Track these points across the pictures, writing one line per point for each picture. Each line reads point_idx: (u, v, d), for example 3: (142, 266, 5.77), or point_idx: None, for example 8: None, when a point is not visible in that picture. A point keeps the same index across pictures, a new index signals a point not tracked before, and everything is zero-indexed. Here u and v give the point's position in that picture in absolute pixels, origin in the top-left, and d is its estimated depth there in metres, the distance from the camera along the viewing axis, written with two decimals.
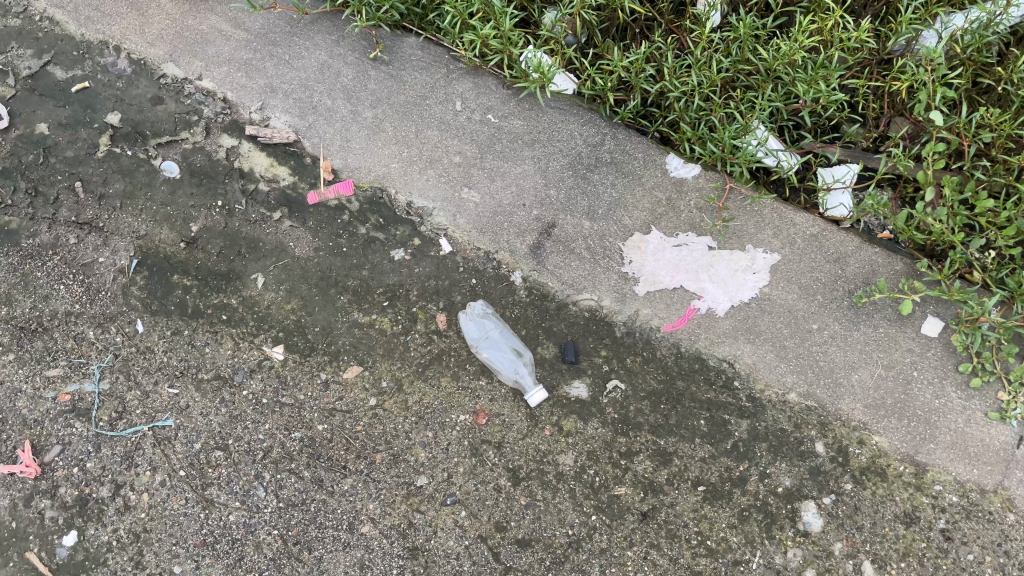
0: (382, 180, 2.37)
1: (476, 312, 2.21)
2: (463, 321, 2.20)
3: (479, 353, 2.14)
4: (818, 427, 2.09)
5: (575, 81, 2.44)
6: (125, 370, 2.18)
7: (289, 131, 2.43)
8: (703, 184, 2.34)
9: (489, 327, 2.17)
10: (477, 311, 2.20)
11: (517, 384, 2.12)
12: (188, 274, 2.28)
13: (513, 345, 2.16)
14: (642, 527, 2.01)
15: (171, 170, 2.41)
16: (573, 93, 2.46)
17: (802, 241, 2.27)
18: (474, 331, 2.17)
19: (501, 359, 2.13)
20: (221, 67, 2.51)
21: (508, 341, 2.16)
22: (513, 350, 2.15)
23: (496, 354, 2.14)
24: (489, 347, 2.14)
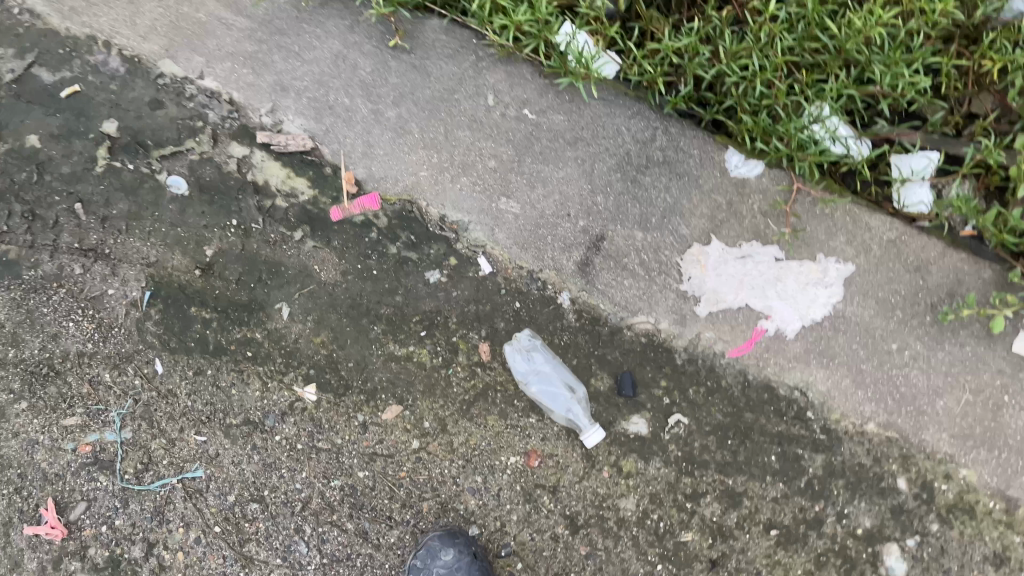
0: (411, 191, 2.13)
1: (521, 344, 2.01)
2: (509, 357, 2.01)
3: (534, 394, 1.97)
4: (900, 461, 1.93)
5: (620, 64, 2.12)
6: (147, 417, 2.02)
7: (305, 137, 2.17)
8: (768, 185, 2.08)
9: (542, 363, 1.99)
10: (524, 343, 2.01)
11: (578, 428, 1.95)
12: (207, 306, 2.09)
13: (569, 384, 1.98)
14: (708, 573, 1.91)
15: (178, 186, 2.17)
16: (616, 78, 2.15)
17: (878, 248, 2.05)
18: (526, 368, 1.98)
19: (560, 399, 1.96)
20: (224, 61, 2.20)
21: (563, 380, 1.98)
22: (570, 390, 1.97)
23: (553, 395, 1.96)
24: (546, 388, 1.96)
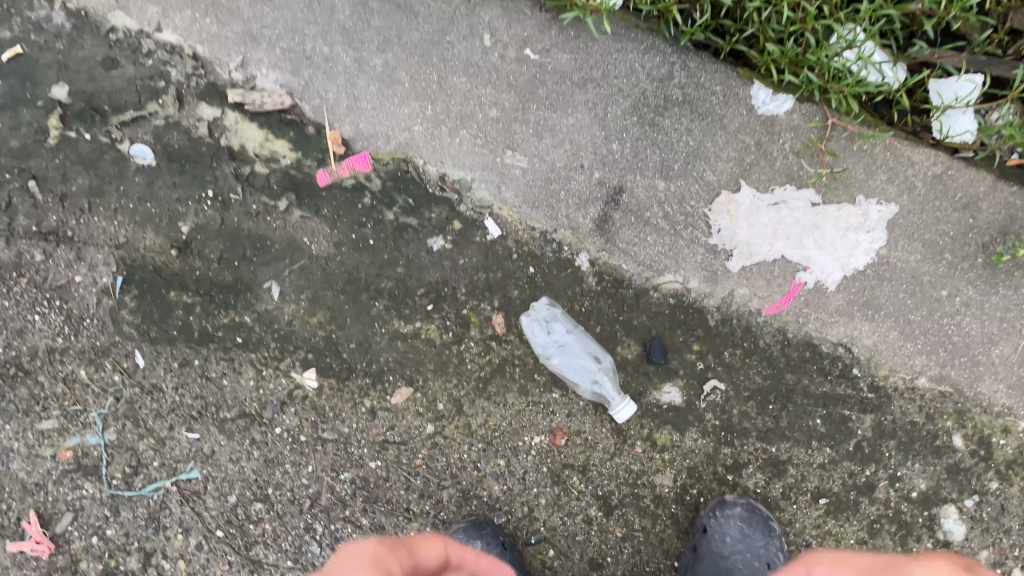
0: (406, 149, 1.91)
1: (539, 313, 1.83)
2: (526, 328, 1.83)
3: (558, 367, 1.80)
4: (954, 417, 1.81)
5: None
6: (131, 415, 1.84)
7: (282, 94, 1.92)
8: (800, 122, 1.84)
9: (564, 333, 1.81)
10: (542, 313, 1.83)
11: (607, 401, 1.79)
12: (187, 289, 1.89)
13: (595, 354, 1.81)
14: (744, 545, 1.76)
15: (143, 155, 1.92)
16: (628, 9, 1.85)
17: (922, 185, 1.83)
18: (546, 339, 1.81)
19: (586, 371, 1.79)
20: (183, 10, 1.92)
21: (588, 350, 1.81)
22: (597, 360, 1.80)
23: (579, 367, 1.79)
24: (571, 360, 1.79)
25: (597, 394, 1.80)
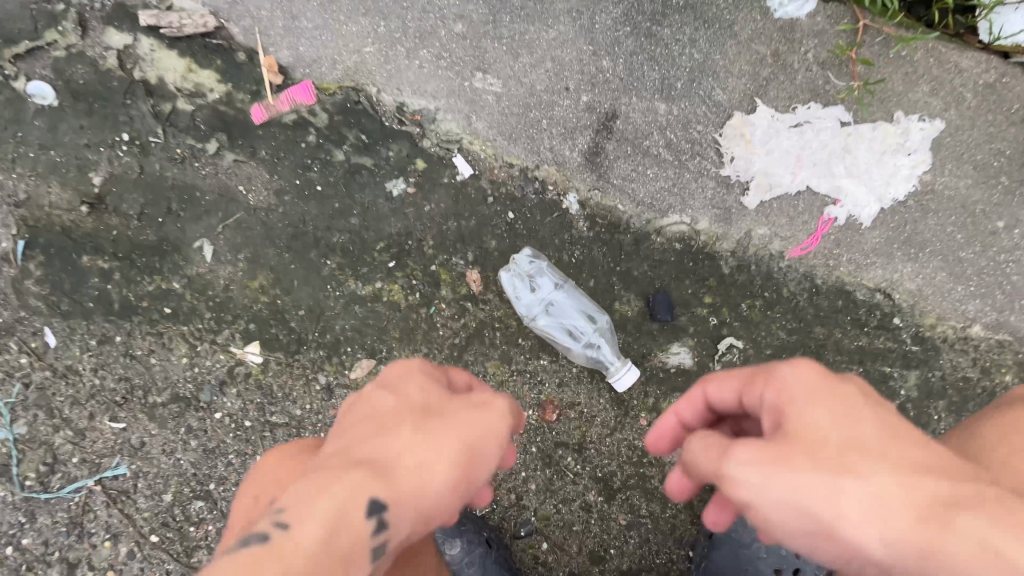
0: (356, 75, 1.59)
1: (520, 267, 1.55)
2: (507, 285, 1.55)
3: (545, 330, 1.53)
4: (1014, 370, 1.54)
5: None
6: (44, 404, 1.56)
7: (205, 13, 1.59)
8: (825, 27, 1.49)
9: (551, 290, 1.53)
10: (525, 267, 1.55)
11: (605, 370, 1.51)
12: (103, 253, 1.58)
13: (589, 313, 1.53)
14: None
15: (42, 94, 1.58)
16: None
17: (972, 96, 1.50)
18: (530, 299, 1.53)
19: (578, 334, 1.52)
20: None
21: (581, 309, 1.53)
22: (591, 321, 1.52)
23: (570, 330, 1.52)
24: (560, 323, 1.52)
25: (593, 362, 1.52)
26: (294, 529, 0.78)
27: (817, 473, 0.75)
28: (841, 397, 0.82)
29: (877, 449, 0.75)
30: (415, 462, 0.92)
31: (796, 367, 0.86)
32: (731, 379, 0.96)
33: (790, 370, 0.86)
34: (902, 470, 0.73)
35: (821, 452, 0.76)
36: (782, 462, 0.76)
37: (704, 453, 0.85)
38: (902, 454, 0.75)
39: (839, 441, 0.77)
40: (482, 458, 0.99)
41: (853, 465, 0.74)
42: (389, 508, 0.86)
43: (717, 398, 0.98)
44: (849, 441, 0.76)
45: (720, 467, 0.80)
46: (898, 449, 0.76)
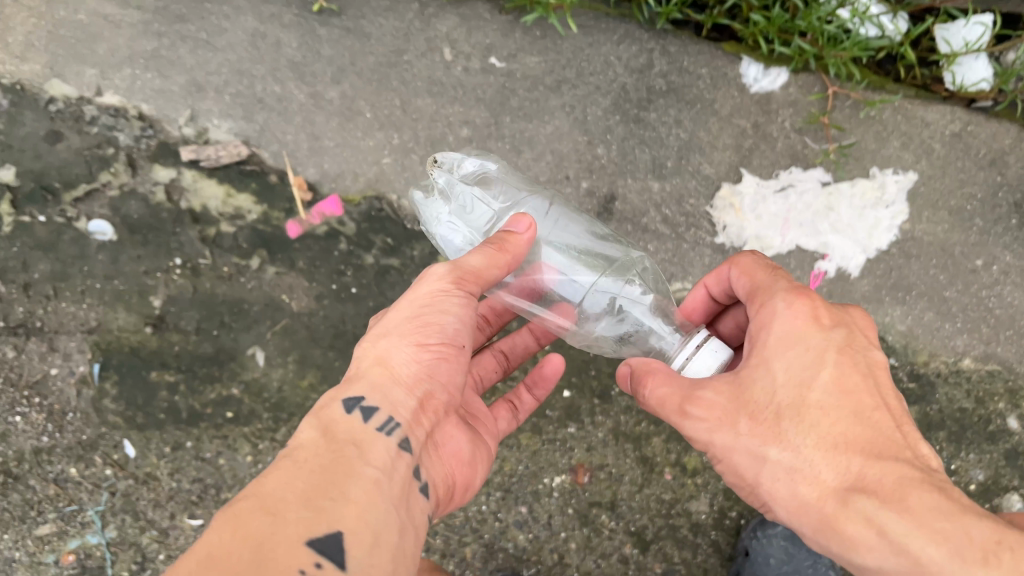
0: (377, 185, 1.81)
1: (438, 188, 1.46)
2: (429, 209, 1.49)
3: (530, 305, 1.51)
4: (1008, 398, 1.75)
5: None
6: (130, 508, 1.79)
7: (238, 142, 1.83)
8: (798, 97, 1.78)
9: (496, 211, 1.44)
10: (449, 178, 1.46)
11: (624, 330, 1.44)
12: (169, 367, 1.80)
13: (593, 253, 1.50)
14: (790, 566, 1.64)
15: (102, 230, 1.84)
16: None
17: (940, 146, 1.78)
18: (468, 221, 1.45)
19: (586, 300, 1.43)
20: (123, 69, 1.88)
21: (574, 249, 1.48)
22: (591, 263, 1.46)
23: (569, 289, 1.44)
24: (552, 283, 1.45)
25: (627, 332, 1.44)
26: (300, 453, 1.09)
27: (747, 433, 1.11)
28: (815, 336, 1.13)
29: (812, 419, 1.09)
30: (366, 376, 1.21)
31: (793, 316, 1.15)
32: (746, 277, 1.27)
33: (789, 317, 1.15)
34: (825, 450, 1.08)
35: (760, 415, 1.11)
36: (726, 423, 1.12)
37: (649, 388, 1.21)
38: (839, 423, 1.08)
39: (789, 393, 1.10)
40: (509, 247, 1.25)
41: (783, 426, 1.09)
42: (363, 404, 1.17)
43: (735, 286, 1.30)
44: (802, 392, 1.10)
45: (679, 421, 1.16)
46: (842, 412, 1.09)
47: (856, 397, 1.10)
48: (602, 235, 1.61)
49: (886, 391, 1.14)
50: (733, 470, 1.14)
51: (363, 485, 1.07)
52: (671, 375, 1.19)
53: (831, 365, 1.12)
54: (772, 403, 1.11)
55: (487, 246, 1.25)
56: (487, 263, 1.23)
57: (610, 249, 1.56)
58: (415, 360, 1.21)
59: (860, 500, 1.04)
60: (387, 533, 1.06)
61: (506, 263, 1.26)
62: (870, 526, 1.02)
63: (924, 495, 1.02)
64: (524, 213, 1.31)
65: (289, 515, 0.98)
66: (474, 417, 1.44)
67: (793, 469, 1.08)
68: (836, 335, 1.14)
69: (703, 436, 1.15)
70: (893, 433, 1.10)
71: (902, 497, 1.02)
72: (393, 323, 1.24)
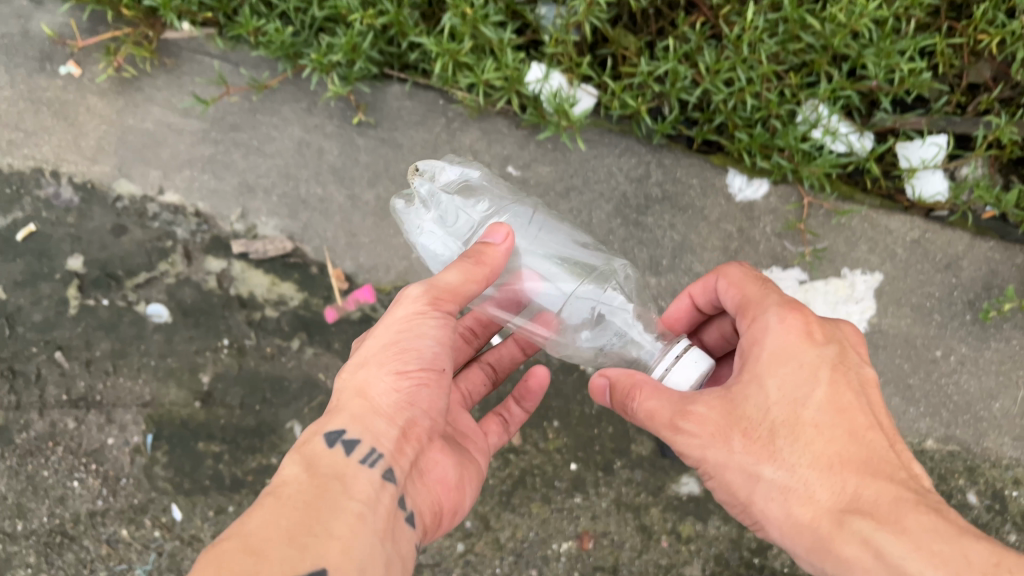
0: (406, 277, 2.04)
1: (420, 197, 1.56)
2: (412, 217, 1.62)
3: (514, 316, 1.68)
4: (966, 474, 1.97)
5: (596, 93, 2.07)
6: (175, 567, 2.00)
7: (283, 238, 2.07)
8: (778, 205, 2.04)
9: (476, 222, 1.57)
10: (434, 187, 1.55)
11: (602, 334, 1.59)
12: (214, 439, 2.02)
13: (573, 261, 1.64)
14: None
15: (159, 313, 2.07)
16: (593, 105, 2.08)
17: (903, 250, 2.02)
18: (449, 232, 1.56)
19: (566, 314, 1.59)
20: (182, 171, 2.13)
21: (554, 258, 1.62)
22: (569, 269, 1.61)
23: (552, 297, 1.59)
24: (536, 291, 1.59)
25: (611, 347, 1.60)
26: (287, 489, 1.23)
27: (742, 446, 1.23)
28: (811, 353, 1.27)
29: (805, 437, 1.23)
30: (346, 409, 1.35)
31: (787, 337, 1.28)
32: (739, 290, 1.42)
33: (783, 338, 1.28)
34: (819, 469, 1.22)
35: (754, 431, 1.24)
36: (720, 438, 1.25)
37: (638, 401, 1.31)
38: (832, 443, 1.23)
39: (784, 411, 1.24)
40: (486, 260, 1.38)
41: (779, 443, 1.23)
42: (346, 434, 1.32)
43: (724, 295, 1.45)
44: (797, 410, 1.24)
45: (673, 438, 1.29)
46: (836, 431, 1.23)
47: (848, 415, 1.25)
48: (575, 241, 1.76)
49: (876, 409, 1.29)
50: (724, 484, 1.27)
51: (347, 519, 1.21)
52: (659, 389, 1.30)
53: (825, 383, 1.26)
54: (769, 418, 1.24)
55: (464, 263, 1.37)
56: (462, 280, 1.36)
57: (585, 255, 1.71)
58: (397, 387, 1.34)
59: (856, 523, 1.19)
60: (370, 563, 1.19)
61: (484, 276, 1.38)
62: (865, 547, 1.17)
63: (916, 520, 1.18)
64: (502, 224, 1.44)
65: (276, 549, 1.11)
66: (463, 435, 1.63)
67: (787, 487, 1.22)
68: (829, 355, 1.28)
69: (696, 446, 1.27)
70: (883, 453, 1.25)
71: (896, 522, 1.18)
72: (370, 354, 1.37)
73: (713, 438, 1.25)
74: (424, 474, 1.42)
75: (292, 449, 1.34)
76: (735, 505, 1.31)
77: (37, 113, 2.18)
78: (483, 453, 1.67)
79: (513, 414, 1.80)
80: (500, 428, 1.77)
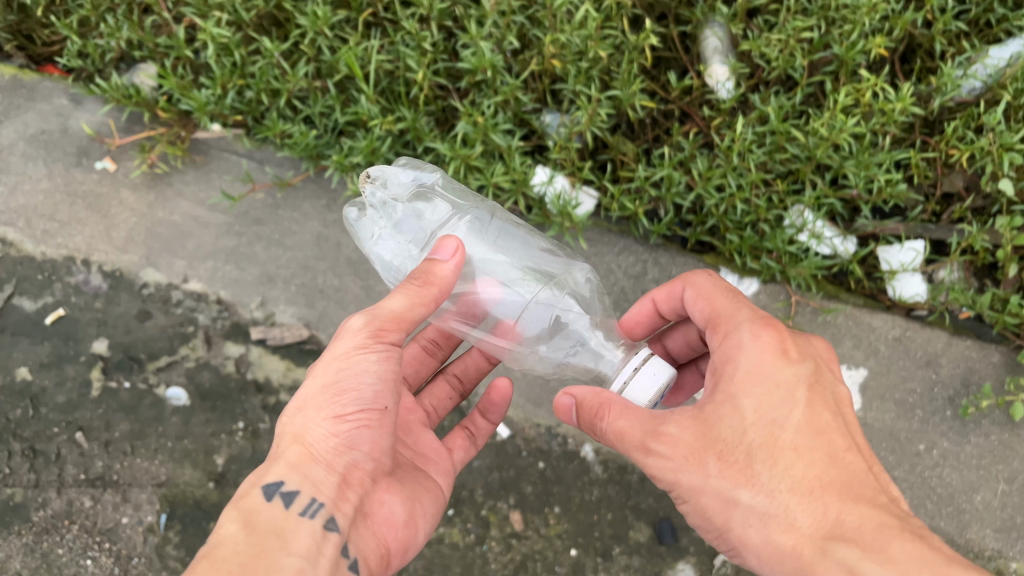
0: None
1: (374, 206, 1.69)
2: (368, 228, 1.74)
3: (476, 328, 1.73)
4: None
5: (596, 195, 2.24)
6: None
7: (300, 326, 2.19)
8: (768, 302, 2.18)
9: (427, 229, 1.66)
10: (385, 196, 1.69)
11: (555, 341, 1.66)
12: None
13: (528, 266, 1.70)
14: None
15: (178, 396, 2.17)
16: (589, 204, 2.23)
17: (886, 347, 2.15)
18: (399, 237, 1.67)
19: (527, 324, 1.65)
20: (207, 261, 2.26)
21: (511, 264, 1.68)
22: (525, 274, 1.67)
23: (507, 304, 1.65)
24: (491, 297, 1.66)
25: (573, 355, 1.65)
26: (222, 551, 1.28)
27: (717, 468, 1.27)
28: (786, 373, 1.32)
29: (781, 459, 1.26)
30: (287, 456, 1.39)
31: (762, 356, 1.33)
32: (706, 300, 1.51)
33: (758, 355, 1.34)
34: (797, 493, 1.24)
35: (729, 454, 1.27)
36: (694, 462, 1.28)
37: (607, 420, 1.36)
38: (808, 465, 1.26)
39: (760, 433, 1.27)
40: (433, 281, 1.43)
41: (755, 465, 1.26)
42: (287, 483, 1.37)
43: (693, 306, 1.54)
44: (774, 432, 1.27)
45: (644, 461, 1.33)
46: (814, 454, 1.27)
47: (826, 437, 1.29)
48: (537, 244, 1.81)
49: (851, 432, 1.33)
50: (700, 509, 1.30)
51: None
52: (627, 408, 1.34)
53: (802, 404, 1.30)
54: (746, 440, 1.27)
55: (410, 289, 1.41)
56: (407, 307, 1.40)
57: (543, 259, 1.75)
58: (338, 428, 1.37)
59: (839, 549, 1.19)
60: None
61: (431, 298, 1.43)
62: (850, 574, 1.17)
63: (902, 545, 1.18)
64: (449, 237, 1.47)
65: None
66: (423, 459, 1.72)
67: (764, 510, 1.24)
68: (805, 377, 1.33)
69: (668, 469, 1.30)
70: (862, 478, 1.28)
71: (881, 548, 1.18)
72: (308, 398, 1.39)
73: (687, 459, 1.29)
74: (371, 516, 1.47)
75: (229, 503, 1.38)
76: (710, 530, 1.33)
77: (72, 204, 2.33)
78: (444, 474, 1.75)
79: (479, 427, 1.90)
80: (467, 442, 1.87)
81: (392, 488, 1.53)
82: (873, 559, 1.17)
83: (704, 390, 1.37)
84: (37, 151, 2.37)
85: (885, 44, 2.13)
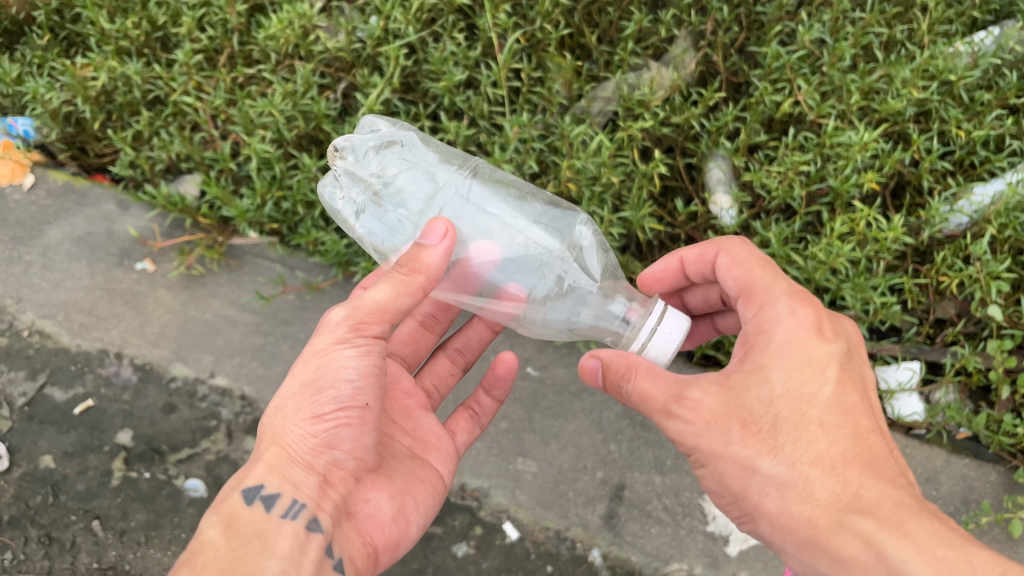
0: None
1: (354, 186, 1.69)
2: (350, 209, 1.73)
3: (477, 296, 1.75)
4: None
5: None
6: None
7: None
8: None
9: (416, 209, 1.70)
10: (357, 171, 1.69)
11: (562, 302, 1.72)
12: None
13: (521, 228, 1.72)
14: None
15: (196, 487, 2.22)
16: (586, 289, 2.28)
17: None
18: (387, 220, 1.70)
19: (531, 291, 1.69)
20: (233, 358, 2.36)
21: (502, 228, 1.70)
22: (517, 235, 1.70)
23: (509, 268, 1.68)
24: (492, 263, 1.68)
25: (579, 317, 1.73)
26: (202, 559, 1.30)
27: (739, 436, 1.34)
28: (817, 348, 1.38)
29: (806, 432, 1.32)
30: (266, 459, 1.42)
31: (794, 331, 1.39)
32: (741, 269, 1.56)
33: (792, 329, 1.39)
34: (818, 466, 1.30)
35: (755, 423, 1.33)
36: (716, 428, 1.36)
37: (633, 382, 1.46)
38: (832, 440, 1.31)
39: (788, 406, 1.33)
40: (417, 269, 1.43)
41: (779, 436, 1.32)
42: (268, 485, 1.40)
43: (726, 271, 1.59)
44: (802, 406, 1.33)
45: (665, 421, 1.42)
46: (840, 430, 1.32)
47: (852, 415, 1.34)
48: (518, 199, 1.82)
49: (876, 411, 1.39)
50: (718, 472, 1.38)
51: None
52: (654, 373, 1.44)
53: (831, 381, 1.35)
54: (772, 410, 1.33)
55: (393, 278, 1.42)
56: (390, 297, 1.42)
57: (529, 212, 1.78)
58: (316, 425, 1.41)
59: (858, 522, 1.26)
60: None
61: (417, 286, 1.43)
62: (866, 547, 1.24)
63: (919, 526, 1.23)
64: (438, 220, 1.45)
65: None
66: (423, 445, 1.78)
67: (782, 479, 1.31)
68: (836, 353, 1.39)
69: (690, 430, 1.38)
70: (882, 459, 1.33)
71: (899, 526, 1.23)
72: (287, 401, 1.44)
73: (708, 425, 1.36)
74: (356, 515, 1.53)
75: (210, 508, 1.42)
76: (727, 496, 1.41)
77: (110, 300, 2.45)
78: (446, 455, 1.82)
79: (483, 405, 1.98)
80: (470, 421, 1.96)
81: (378, 485, 1.58)
82: (891, 534, 1.23)
83: (735, 356, 1.44)
84: (82, 251, 2.53)
85: (877, 179, 2.31)
